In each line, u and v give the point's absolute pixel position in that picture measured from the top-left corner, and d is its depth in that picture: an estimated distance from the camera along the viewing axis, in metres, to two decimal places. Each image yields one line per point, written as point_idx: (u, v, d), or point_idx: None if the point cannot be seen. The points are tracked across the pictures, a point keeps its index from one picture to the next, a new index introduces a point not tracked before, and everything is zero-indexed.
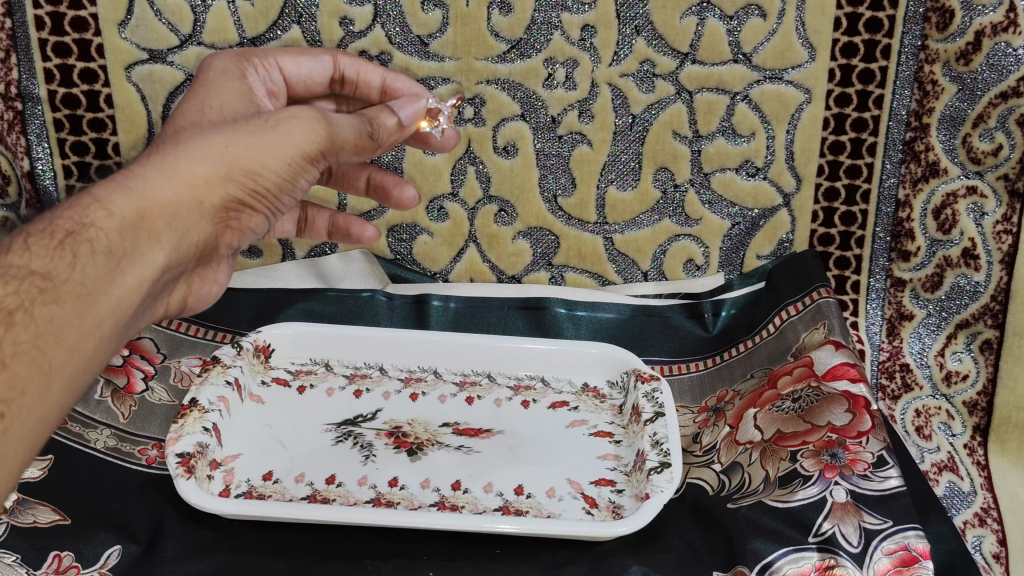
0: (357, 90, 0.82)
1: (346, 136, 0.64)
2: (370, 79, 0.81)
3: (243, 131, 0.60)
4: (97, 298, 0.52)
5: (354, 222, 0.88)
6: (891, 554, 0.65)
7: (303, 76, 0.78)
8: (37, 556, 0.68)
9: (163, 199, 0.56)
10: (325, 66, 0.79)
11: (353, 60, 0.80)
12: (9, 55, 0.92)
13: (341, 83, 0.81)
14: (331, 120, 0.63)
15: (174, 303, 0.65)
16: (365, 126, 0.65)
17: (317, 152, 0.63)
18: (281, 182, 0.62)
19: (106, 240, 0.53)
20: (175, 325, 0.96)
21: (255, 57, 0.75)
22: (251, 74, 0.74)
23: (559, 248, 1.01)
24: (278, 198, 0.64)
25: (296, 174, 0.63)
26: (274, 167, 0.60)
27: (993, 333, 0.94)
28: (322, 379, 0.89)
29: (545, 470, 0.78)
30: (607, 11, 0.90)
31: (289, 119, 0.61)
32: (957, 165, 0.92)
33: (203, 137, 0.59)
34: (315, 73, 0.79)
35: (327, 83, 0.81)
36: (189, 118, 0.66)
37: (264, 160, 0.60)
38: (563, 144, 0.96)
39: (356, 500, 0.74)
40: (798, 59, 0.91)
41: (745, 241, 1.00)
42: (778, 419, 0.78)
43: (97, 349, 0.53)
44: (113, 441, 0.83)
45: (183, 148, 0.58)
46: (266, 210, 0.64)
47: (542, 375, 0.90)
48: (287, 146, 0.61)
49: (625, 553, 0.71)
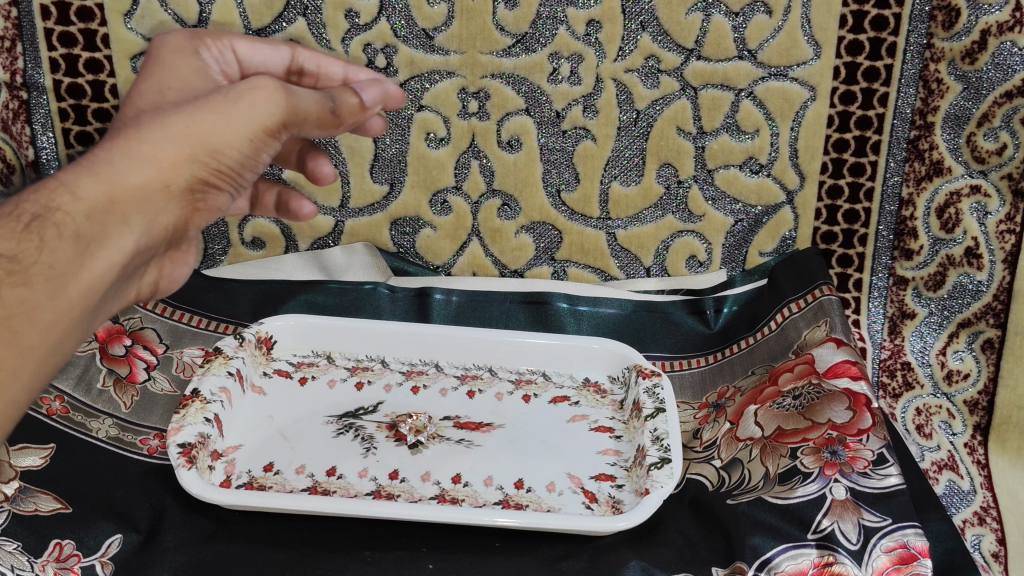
0: (318, 83, 0.78)
1: (310, 109, 0.62)
2: (332, 72, 0.77)
3: (205, 108, 0.58)
4: (67, 281, 0.53)
5: (293, 196, 0.81)
6: (889, 551, 0.66)
7: (258, 63, 0.74)
8: (37, 544, 0.70)
9: (132, 184, 0.55)
10: (282, 56, 0.76)
11: (313, 53, 0.76)
12: (14, 44, 0.92)
13: (300, 75, 0.77)
14: (294, 91, 0.61)
15: (145, 286, 0.65)
16: (328, 102, 0.63)
17: (278, 126, 0.61)
18: (244, 158, 0.60)
19: (73, 224, 0.53)
20: (177, 316, 0.96)
21: (207, 37, 0.71)
22: (203, 54, 0.71)
23: (562, 242, 1.01)
24: (242, 174, 0.62)
25: (258, 149, 0.61)
26: (237, 145, 0.59)
27: (995, 333, 0.94)
28: (324, 371, 0.89)
29: (545, 462, 0.79)
30: (613, 7, 0.90)
31: (251, 90, 0.59)
32: (961, 164, 0.92)
33: (165, 116, 0.57)
34: (271, 61, 0.75)
35: (284, 73, 0.77)
36: (148, 99, 0.64)
37: (229, 139, 0.58)
38: (567, 139, 0.96)
39: (357, 492, 0.74)
40: (804, 56, 0.91)
41: (748, 237, 1.00)
42: (778, 416, 0.78)
43: (70, 330, 0.55)
44: (115, 431, 0.83)
45: (144, 127, 0.57)
46: (232, 187, 0.62)
47: (544, 369, 0.91)
48: (249, 121, 0.59)
49: (624, 547, 0.71)
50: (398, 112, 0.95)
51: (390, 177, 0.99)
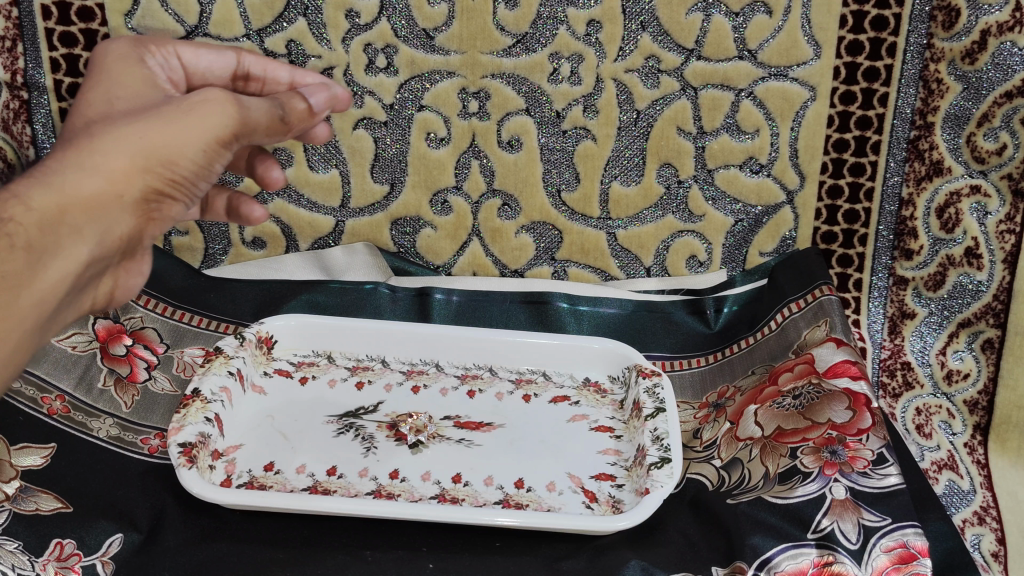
0: (264, 88, 0.75)
1: (260, 118, 0.61)
2: (279, 76, 0.75)
3: (157, 118, 0.57)
4: (16, 295, 0.51)
5: (243, 201, 0.78)
6: (889, 551, 0.66)
7: (202, 68, 0.71)
8: (38, 543, 0.70)
9: (86, 194, 0.53)
10: (227, 62, 0.73)
11: (258, 57, 0.74)
12: (15, 44, 0.92)
13: (245, 80, 0.74)
14: (243, 102, 0.60)
15: (100, 295, 0.62)
16: (277, 110, 0.63)
17: (230, 136, 0.60)
18: (198, 169, 0.59)
19: (23, 237, 0.51)
20: (178, 315, 0.96)
21: (150, 44, 0.68)
22: (148, 60, 0.67)
23: (562, 242, 1.01)
24: (197, 184, 0.61)
25: (211, 159, 0.60)
26: (191, 156, 0.58)
27: (995, 333, 0.94)
28: (324, 371, 0.89)
29: (545, 462, 0.79)
30: (613, 7, 0.90)
31: (203, 102, 0.58)
32: (961, 164, 0.92)
33: (117, 126, 0.56)
34: (216, 66, 0.72)
35: (229, 79, 0.74)
36: (96, 110, 0.60)
37: (183, 149, 0.57)
38: (568, 139, 0.96)
39: (357, 492, 0.74)
40: (805, 57, 0.91)
41: (748, 237, 1.00)
42: (778, 416, 0.78)
43: (18, 344, 0.53)
44: (116, 430, 0.83)
45: (95, 137, 0.55)
46: (186, 197, 0.61)
47: (544, 369, 0.91)
48: (203, 131, 0.58)
49: (624, 547, 0.71)
50: (399, 112, 0.95)
51: (391, 177, 0.99)
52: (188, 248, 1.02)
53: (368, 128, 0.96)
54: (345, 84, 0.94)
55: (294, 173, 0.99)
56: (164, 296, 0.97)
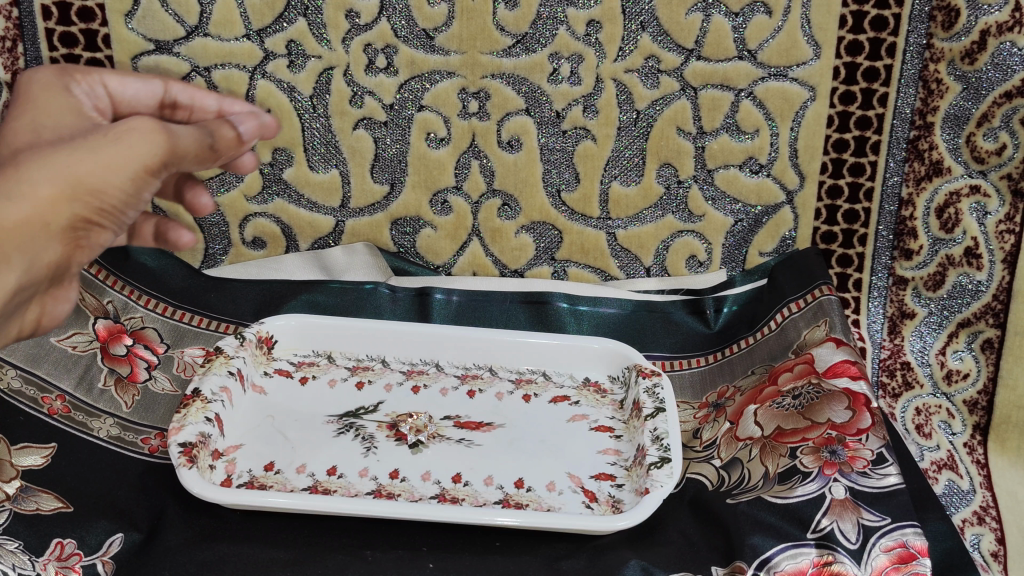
0: (193, 116, 0.74)
1: (189, 146, 0.58)
2: (206, 104, 0.73)
3: (81, 146, 0.54)
4: None
5: (171, 226, 0.73)
6: (888, 551, 0.66)
7: (130, 97, 0.69)
8: (38, 543, 0.70)
9: (11, 224, 0.52)
10: (154, 90, 0.71)
11: (185, 86, 0.72)
12: (15, 44, 0.92)
13: (174, 109, 0.73)
14: (172, 129, 0.57)
15: (27, 323, 0.62)
16: (207, 137, 0.60)
17: (159, 165, 0.57)
18: (128, 198, 0.57)
19: None
20: (178, 315, 0.96)
21: (76, 72, 0.67)
22: (73, 89, 0.66)
23: (562, 242, 1.02)
24: (126, 213, 0.59)
25: (140, 189, 0.57)
26: (118, 185, 0.55)
27: (995, 333, 0.94)
28: (324, 371, 0.89)
29: (544, 462, 0.79)
30: (613, 7, 0.90)
31: (129, 130, 0.56)
32: (961, 164, 0.92)
33: (42, 155, 0.54)
34: (143, 96, 0.71)
35: (156, 107, 0.72)
36: (22, 137, 0.60)
37: (110, 178, 0.55)
38: (568, 139, 0.96)
39: (357, 491, 0.75)
40: (804, 57, 0.91)
41: (748, 237, 1.00)
42: (778, 416, 0.78)
43: None
44: (117, 430, 0.83)
45: (21, 165, 0.53)
46: (115, 225, 0.59)
47: (544, 369, 0.91)
48: (131, 160, 0.55)
49: (624, 547, 0.71)
50: (399, 112, 0.96)
51: (391, 177, 0.99)
52: (188, 249, 1.02)
53: (368, 128, 0.96)
54: (345, 84, 0.94)
55: (294, 173, 0.99)
56: (164, 296, 0.97)
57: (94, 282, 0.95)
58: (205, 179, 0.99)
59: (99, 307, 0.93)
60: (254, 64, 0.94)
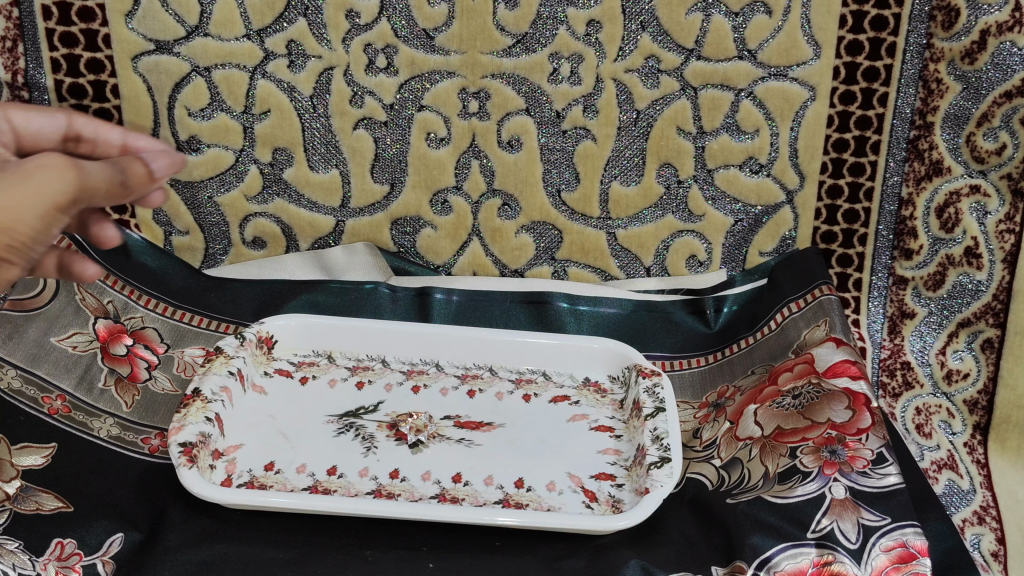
0: (97, 150, 0.69)
1: (99, 182, 0.55)
2: (112, 138, 0.68)
3: None
4: None
5: (75, 258, 0.69)
6: (888, 551, 0.66)
7: (35, 131, 0.66)
8: (39, 543, 0.70)
9: None
10: (57, 124, 0.66)
11: (90, 119, 0.67)
12: (16, 44, 0.92)
13: (77, 142, 0.68)
14: (83, 165, 0.55)
15: None
16: (118, 173, 0.56)
17: (69, 203, 0.54)
18: (37, 235, 0.55)
19: None
20: (179, 315, 0.96)
21: None
22: None
23: (562, 242, 1.02)
24: (36, 249, 0.56)
25: (50, 225, 0.55)
26: (28, 222, 0.53)
27: (995, 332, 0.94)
28: (324, 371, 0.89)
29: (544, 462, 0.79)
30: (613, 7, 0.90)
31: (38, 167, 0.53)
32: (961, 164, 0.92)
33: None
34: (48, 130, 0.67)
35: (59, 141, 0.67)
36: None
37: (19, 216, 0.53)
38: (567, 139, 0.96)
39: (357, 491, 0.75)
40: (804, 56, 0.91)
41: (748, 237, 1.00)
42: (778, 416, 0.77)
43: None
44: (117, 430, 0.83)
45: None
46: (25, 261, 0.57)
47: (544, 368, 0.91)
48: (38, 197, 0.53)
49: (624, 547, 0.71)
50: (399, 112, 0.96)
51: (391, 177, 0.99)
52: (189, 249, 1.03)
53: (368, 128, 0.96)
54: (345, 84, 0.95)
55: (295, 173, 0.99)
56: (164, 296, 0.97)
57: (94, 282, 0.95)
58: (204, 179, 0.99)
59: (99, 307, 0.93)
60: (254, 64, 0.94)
